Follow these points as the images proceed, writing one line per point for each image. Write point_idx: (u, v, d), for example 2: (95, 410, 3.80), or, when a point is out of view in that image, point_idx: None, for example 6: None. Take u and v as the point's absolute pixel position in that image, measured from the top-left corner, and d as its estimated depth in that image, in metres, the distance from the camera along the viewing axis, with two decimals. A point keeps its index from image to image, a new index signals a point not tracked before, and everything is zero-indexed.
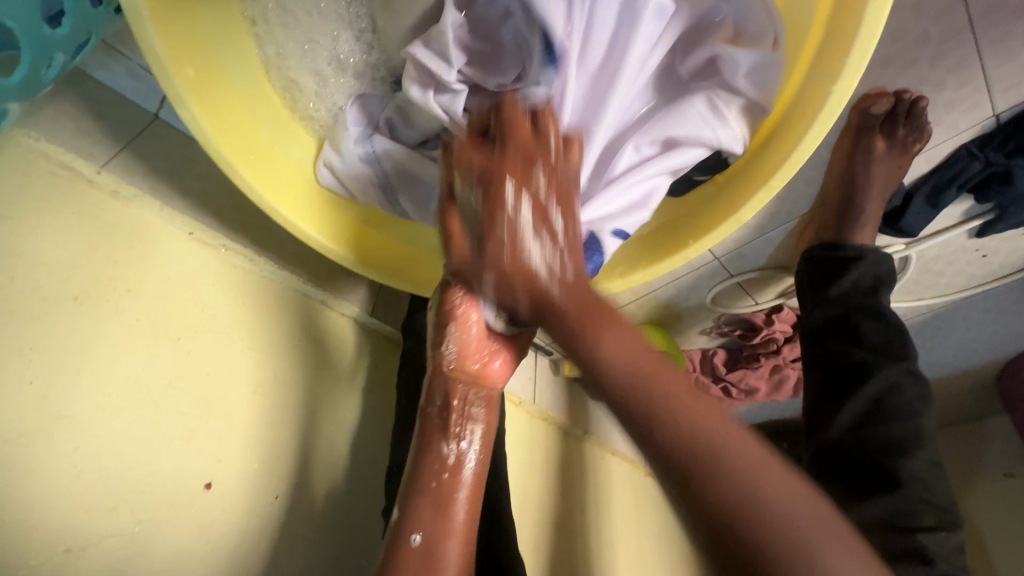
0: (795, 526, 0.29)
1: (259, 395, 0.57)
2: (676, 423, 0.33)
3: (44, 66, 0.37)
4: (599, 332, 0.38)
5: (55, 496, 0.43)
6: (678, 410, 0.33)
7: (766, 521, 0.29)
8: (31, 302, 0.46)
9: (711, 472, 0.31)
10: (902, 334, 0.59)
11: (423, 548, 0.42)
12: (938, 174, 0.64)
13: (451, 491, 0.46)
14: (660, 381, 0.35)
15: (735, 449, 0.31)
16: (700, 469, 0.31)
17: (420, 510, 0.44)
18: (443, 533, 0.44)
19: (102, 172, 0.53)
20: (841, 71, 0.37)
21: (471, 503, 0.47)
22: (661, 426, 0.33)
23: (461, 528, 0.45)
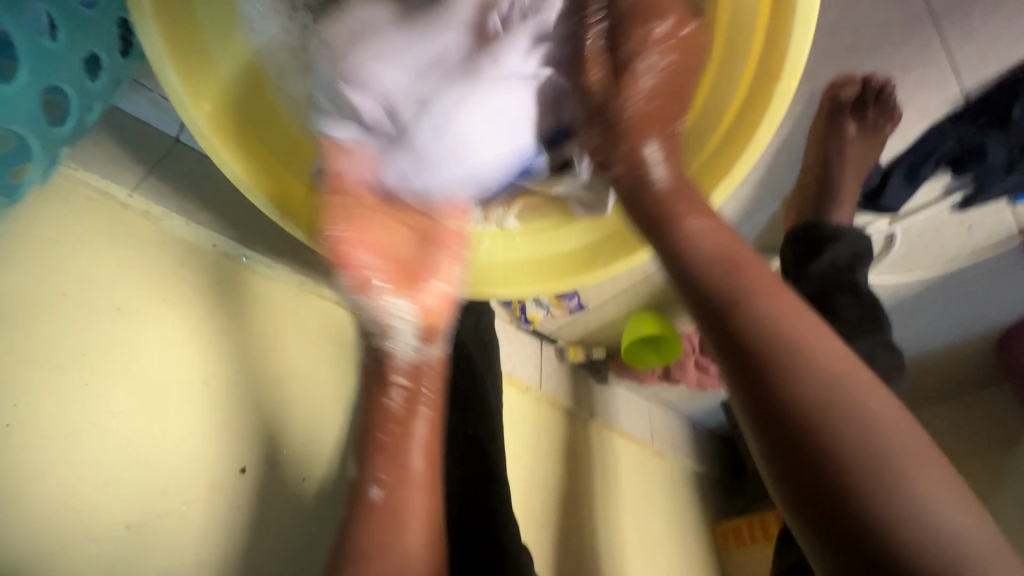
0: (863, 417, 0.35)
1: (282, 389, 0.64)
2: (769, 336, 0.38)
3: (85, 113, 0.42)
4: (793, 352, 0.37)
5: (115, 480, 0.50)
6: (821, 375, 0.37)
7: (860, 430, 0.35)
8: (83, 314, 0.53)
9: (837, 422, 0.35)
10: (875, 308, 0.63)
11: (386, 499, 0.48)
12: (914, 153, 0.67)
13: (384, 429, 0.50)
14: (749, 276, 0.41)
15: (839, 391, 0.36)
16: (793, 380, 0.37)
17: (370, 461, 0.49)
18: (405, 479, 0.49)
19: (134, 195, 0.59)
20: (782, 71, 0.42)
21: (430, 454, 0.50)
22: (823, 413, 0.36)
23: (419, 475, 0.49)
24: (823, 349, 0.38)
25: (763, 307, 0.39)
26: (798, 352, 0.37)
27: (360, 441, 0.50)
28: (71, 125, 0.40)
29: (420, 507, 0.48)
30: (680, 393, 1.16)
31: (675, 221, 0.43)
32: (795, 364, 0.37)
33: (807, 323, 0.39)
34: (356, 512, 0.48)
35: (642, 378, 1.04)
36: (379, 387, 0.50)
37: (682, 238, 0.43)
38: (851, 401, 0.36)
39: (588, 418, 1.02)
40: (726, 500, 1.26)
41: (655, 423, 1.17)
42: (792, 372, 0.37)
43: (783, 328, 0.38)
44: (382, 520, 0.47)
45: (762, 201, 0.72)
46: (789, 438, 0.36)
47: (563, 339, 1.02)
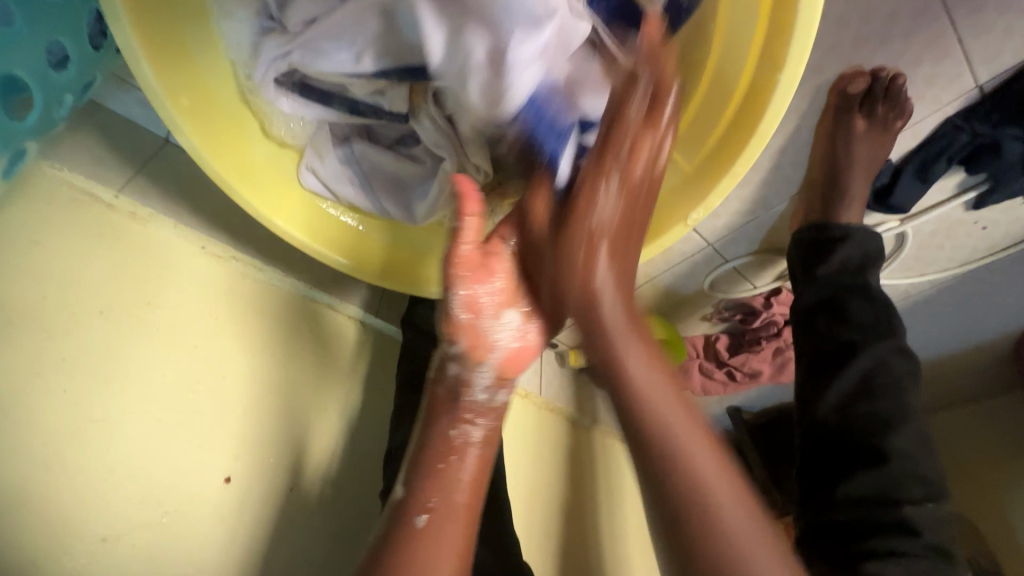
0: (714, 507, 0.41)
1: (272, 395, 0.62)
2: (669, 458, 0.43)
3: (54, 107, 0.40)
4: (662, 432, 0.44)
5: (91, 491, 0.48)
6: (684, 451, 0.43)
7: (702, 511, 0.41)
8: (63, 319, 0.51)
9: (694, 503, 0.41)
10: (888, 311, 0.60)
11: (429, 527, 0.43)
12: (925, 152, 0.64)
13: (440, 457, 0.46)
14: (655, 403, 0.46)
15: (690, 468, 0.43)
16: (677, 485, 0.42)
17: (421, 489, 0.44)
18: (450, 510, 0.44)
19: (119, 196, 0.58)
20: (784, 60, 0.39)
21: (474, 487, 0.46)
22: (711, 533, 0.40)
23: (463, 508, 0.45)
24: (712, 470, 0.43)
25: (678, 438, 0.44)
26: (704, 502, 0.41)
27: (415, 461, 0.46)
28: (36, 118, 0.38)
29: (457, 541, 0.43)
30: None
31: (624, 367, 0.47)
32: (691, 490, 0.42)
33: (703, 447, 0.44)
34: (391, 531, 0.43)
35: None
36: (455, 414, 0.47)
37: (625, 372, 0.47)
38: (681, 460, 0.43)
39: (591, 425, 0.99)
40: None
41: None
42: (670, 449, 0.44)
43: (685, 453, 0.43)
44: (422, 552, 0.41)
45: (767, 201, 0.70)
46: (680, 558, 0.41)
47: (564, 343, 1.00)
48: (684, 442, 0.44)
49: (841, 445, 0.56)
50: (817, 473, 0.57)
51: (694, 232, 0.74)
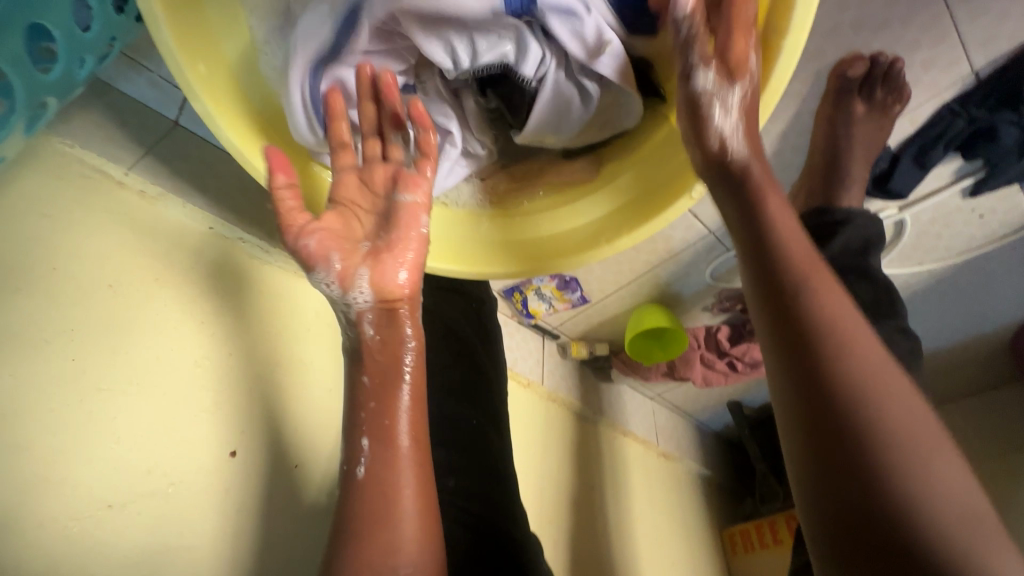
0: (889, 398, 0.36)
1: (277, 374, 0.62)
2: (829, 333, 0.38)
3: (75, 66, 0.41)
4: (821, 292, 0.39)
5: (98, 458, 0.48)
6: (829, 309, 0.38)
7: (866, 392, 0.36)
8: (74, 288, 0.51)
9: (882, 398, 0.35)
10: (890, 293, 0.61)
11: (368, 479, 0.46)
12: (923, 136, 0.65)
13: (371, 400, 0.48)
14: (819, 273, 0.40)
15: (857, 356, 0.37)
16: (865, 423, 0.35)
17: (351, 449, 0.47)
18: (390, 461, 0.47)
19: (130, 173, 0.58)
20: (789, 27, 0.40)
21: (416, 430, 0.49)
22: (894, 422, 0.35)
23: (407, 451, 0.48)
24: (874, 358, 0.37)
25: (841, 309, 0.38)
26: (864, 386, 0.36)
27: (347, 420, 0.49)
28: (58, 75, 0.39)
29: (411, 480, 0.47)
30: (686, 393, 1.13)
31: (763, 208, 0.42)
32: (833, 335, 0.37)
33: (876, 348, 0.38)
34: (347, 484, 0.47)
35: (646, 375, 1.01)
36: (356, 366, 0.50)
37: (765, 212, 0.42)
38: (851, 349, 0.37)
39: (593, 417, 0.99)
40: (734, 505, 1.22)
41: (660, 425, 1.15)
42: (845, 340, 0.37)
43: (848, 321, 0.38)
44: (374, 506, 0.45)
45: None
46: (840, 490, 0.35)
47: (566, 335, 1.00)
48: (864, 338, 0.37)
49: None
50: None
51: (697, 219, 0.75)
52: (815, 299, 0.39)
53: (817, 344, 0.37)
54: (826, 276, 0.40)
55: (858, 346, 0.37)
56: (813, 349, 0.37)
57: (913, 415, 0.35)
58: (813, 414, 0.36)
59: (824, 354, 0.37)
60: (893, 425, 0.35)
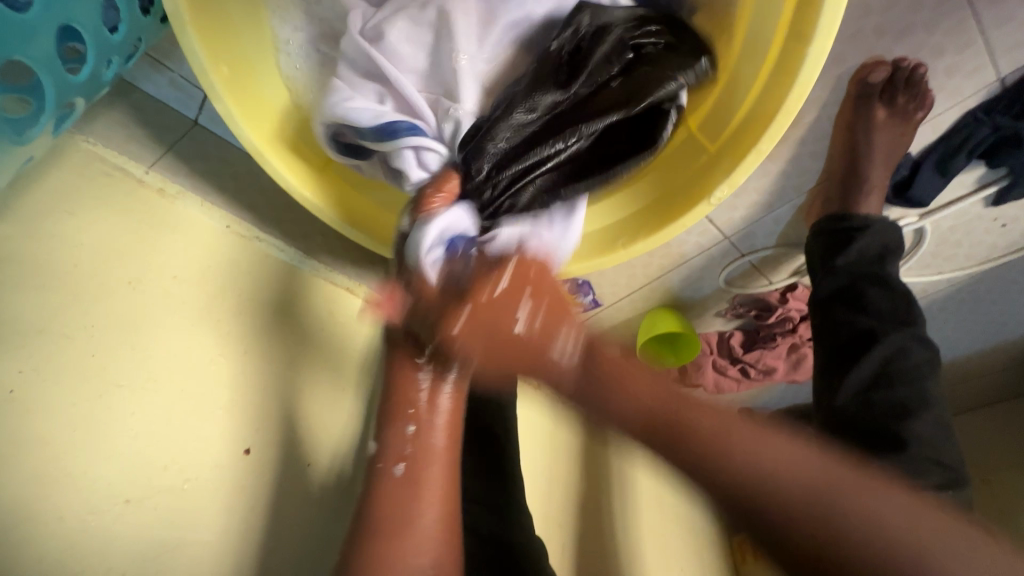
0: (766, 468, 0.43)
1: (290, 372, 0.62)
2: (701, 445, 0.45)
3: (102, 67, 0.41)
4: (712, 450, 0.44)
5: (116, 454, 0.49)
6: (703, 411, 0.47)
7: (748, 472, 0.43)
8: (94, 285, 0.52)
9: (755, 489, 0.42)
10: (908, 301, 0.60)
11: (407, 474, 0.51)
12: (945, 143, 0.64)
13: (406, 406, 0.53)
14: (670, 412, 0.47)
15: (741, 466, 0.43)
16: (758, 492, 0.42)
17: (392, 441, 0.52)
18: (426, 456, 0.52)
19: (150, 172, 0.60)
20: (813, 33, 0.39)
21: (449, 433, 0.54)
22: (845, 540, 0.39)
23: (440, 450, 0.53)
24: (769, 453, 0.44)
25: (709, 426, 0.46)
26: (761, 491, 0.42)
27: (383, 412, 0.54)
28: (86, 75, 0.40)
29: (438, 480, 0.52)
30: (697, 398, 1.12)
31: (621, 384, 0.49)
32: (700, 449, 0.45)
33: (743, 428, 0.45)
34: (374, 481, 0.51)
35: None
36: (395, 373, 0.55)
37: (621, 391, 0.49)
38: (721, 447, 0.44)
39: None
40: None
41: None
42: (701, 442, 0.45)
43: (728, 450, 0.44)
44: (402, 493, 0.50)
45: (786, 194, 0.70)
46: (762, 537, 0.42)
47: None
48: (728, 437, 0.45)
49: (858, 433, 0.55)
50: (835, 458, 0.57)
51: (712, 224, 0.74)
52: (692, 436, 0.45)
53: (696, 464, 0.45)
54: (723, 419, 0.47)
55: (694, 425, 0.46)
56: (677, 440, 0.46)
57: (795, 461, 0.43)
58: (717, 495, 0.44)
59: (724, 472, 0.43)
60: (846, 522, 0.40)
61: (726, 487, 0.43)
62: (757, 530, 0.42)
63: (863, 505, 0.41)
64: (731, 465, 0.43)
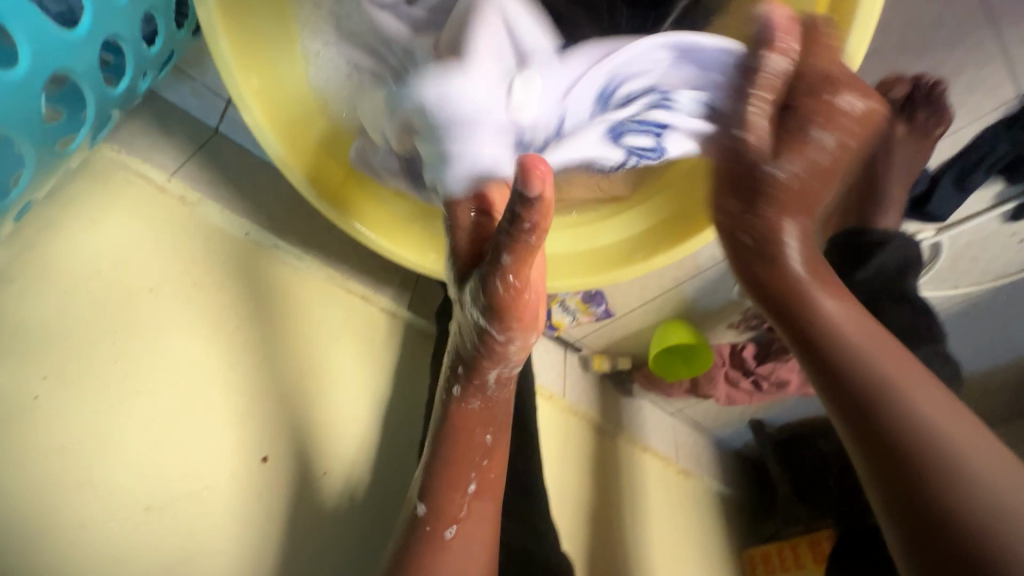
0: (945, 441, 0.32)
1: (306, 380, 0.62)
2: (852, 363, 0.37)
3: (138, 79, 0.42)
4: (832, 317, 0.39)
5: (137, 461, 0.49)
6: (856, 362, 0.37)
7: (943, 461, 0.32)
8: (117, 292, 0.53)
9: (934, 467, 0.32)
10: (927, 316, 0.60)
11: (457, 539, 0.44)
12: (964, 159, 0.64)
13: (466, 462, 0.46)
14: (819, 328, 0.39)
15: (919, 431, 0.33)
16: (884, 397, 0.35)
17: (447, 503, 0.45)
18: (478, 514, 0.46)
19: (172, 179, 0.60)
20: (842, 51, 0.39)
21: (496, 496, 0.48)
22: (883, 432, 0.34)
23: (491, 505, 0.47)
24: (927, 400, 0.34)
25: (909, 404, 0.34)
26: (940, 454, 0.32)
27: (435, 467, 0.45)
28: (124, 88, 0.41)
29: (486, 534, 0.46)
30: (708, 409, 1.12)
31: (818, 311, 0.39)
32: (786, 302, 0.41)
33: (837, 304, 0.39)
34: (414, 540, 0.44)
35: (669, 392, 1.00)
36: (460, 430, 0.46)
37: (819, 324, 0.39)
38: (900, 396, 0.34)
39: (614, 432, 0.98)
40: (754, 527, 1.20)
41: (680, 441, 1.13)
42: (904, 404, 0.34)
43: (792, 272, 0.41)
44: (463, 558, 0.44)
45: None
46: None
47: (588, 348, 1.00)
48: (912, 390, 0.35)
49: None
50: None
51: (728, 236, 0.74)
52: (836, 339, 0.38)
53: (871, 420, 0.35)
54: (864, 321, 0.39)
55: (896, 395, 0.35)
56: (887, 434, 0.34)
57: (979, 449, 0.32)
58: (879, 461, 0.34)
59: (864, 409, 0.35)
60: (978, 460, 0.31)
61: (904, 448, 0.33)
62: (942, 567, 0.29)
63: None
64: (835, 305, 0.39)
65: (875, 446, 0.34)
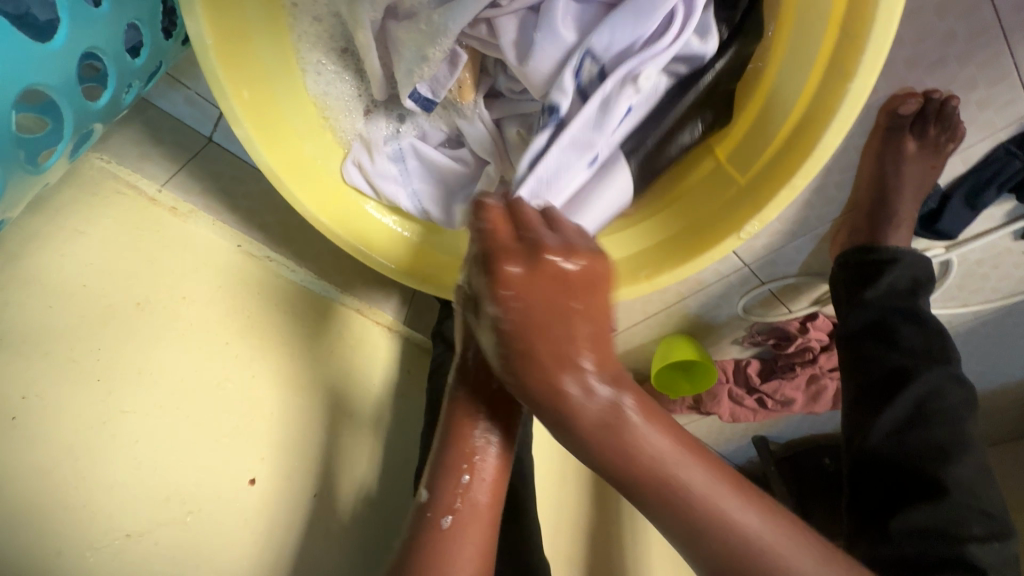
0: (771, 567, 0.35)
1: (298, 398, 0.60)
2: (677, 515, 0.37)
3: (122, 91, 0.41)
4: (679, 471, 0.37)
5: (119, 485, 0.47)
6: (714, 522, 0.36)
7: (755, 559, 0.35)
8: (102, 309, 0.51)
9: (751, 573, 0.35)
10: (942, 338, 0.58)
11: (454, 528, 0.45)
12: (976, 176, 0.62)
13: (464, 459, 0.48)
14: (654, 477, 0.37)
15: (733, 535, 0.36)
16: (644, 495, 0.38)
17: (443, 492, 0.47)
18: (475, 513, 0.46)
19: (161, 190, 0.58)
20: (855, 69, 0.38)
21: (495, 489, 0.48)
22: (654, 504, 0.37)
23: (485, 508, 0.47)
24: (739, 512, 0.36)
25: (714, 514, 0.36)
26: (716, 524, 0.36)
27: (438, 454, 0.49)
28: (106, 101, 0.39)
29: (478, 544, 0.45)
30: (710, 425, 1.10)
31: (642, 442, 0.37)
32: (611, 444, 0.38)
33: (698, 471, 0.37)
34: (418, 531, 0.45)
35: (670, 407, 0.98)
36: (463, 421, 0.50)
37: (645, 450, 0.37)
38: (749, 564, 0.35)
39: None
40: None
41: None
42: (667, 472, 0.37)
43: (571, 399, 0.38)
44: (444, 554, 0.44)
45: (809, 223, 0.68)
46: None
47: None
48: (684, 464, 0.37)
49: (895, 475, 0.53)
50: (870, 504, 0.54)
51: (732, 252, 0.73)
52: (659, 472, 0.37)
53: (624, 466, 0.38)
54: (690, 441, 0.39)
55: (675, 482, 0.37)
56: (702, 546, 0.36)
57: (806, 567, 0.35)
58: None
59: (682, 498, 0.37)
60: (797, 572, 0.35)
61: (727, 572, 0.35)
62: None
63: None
64: (701, 482, 0.37)
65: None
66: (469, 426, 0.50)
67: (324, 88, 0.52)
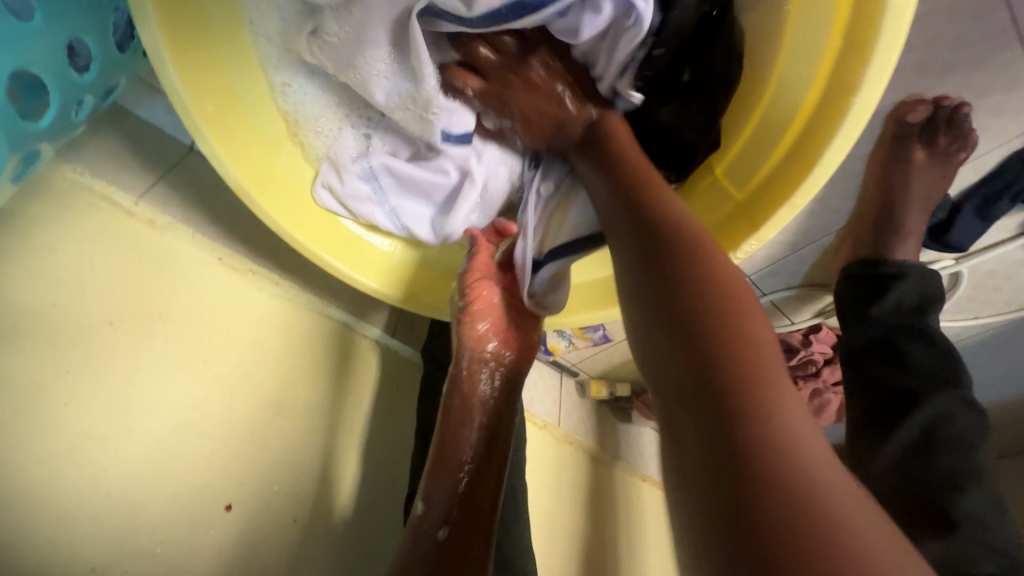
0: (783, 425, 0.26)
1: (278, 418, 0.58)
2: (717, 313, 0.32)
3: (70, 109, 0.40)
4: (746, 319, 0.32)
5: (85, 514, 0.45)
6: (771, 343, 0.31)
7: (772, 424, 0.26)
8: (72, 328, 0.49)
9: (767, 449, 0.25)
10: (951, 358, 0.55)
11: (450, 537, 0.45)
12: (988, 185, 0.59)
13: (456, 468, 0.49)
14: (729, 286, 0.34)
15: (776, 375, 0.29)
16: (725, 316, 0.32)
17: (440, 502, 0.47)
18: (469, 523, 0.46)
19: (139, 204, 0.56)
20: (861, 81, 0.35)
21: (494, 497, 0.49)
22: (745, 444, 0.26)
23: (485, 516, 0.47)
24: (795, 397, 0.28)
25: (779, 393, 0.28)
26: (753, 367, 0.29)
27: (430, 469, 0.49)
28: (50, 121, 0.38)
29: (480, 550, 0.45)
30: None
31: (716, 265, 0.36)
32: (686, 255, 0.36)
33: (773, 342, 0.31)
34: (415, 543, 0.45)
35: None
36: (455, 424, 0.50)
37: (714, 265, 0.35)
38: (773, 397, 0.27)
39: (611, 461, 0.94)
40: None
41: None
42: (738, 309, 0.32)
43: (676, 208, 0.40)
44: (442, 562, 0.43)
45: (814, 233, 0.66)
46: (704, 423, 0.28)
47: (585, 372, 0.96)
48: (757, 326, 0.32)
49: (902, 504, 0.51)
50: None
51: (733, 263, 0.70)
52: (718, 278, 0.35)
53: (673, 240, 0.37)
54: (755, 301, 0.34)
55: (747, 315, 0.32)
56: (708, 344, 0.31)
57: (821, 456, 0.26)
58: (684, 400, 0.30)
59: (739, 342, 0.30)
60: (811, 463, 0.25)
61: (738, 389, 0.28)
62: (700, 460, 0.27)
63: (828, 472, 0.25)
64: (770, 346, 0.31)
65: (708, 407, 0.28)
66: (461, 433, 0.50)
67: (294, 100, 0.51)
